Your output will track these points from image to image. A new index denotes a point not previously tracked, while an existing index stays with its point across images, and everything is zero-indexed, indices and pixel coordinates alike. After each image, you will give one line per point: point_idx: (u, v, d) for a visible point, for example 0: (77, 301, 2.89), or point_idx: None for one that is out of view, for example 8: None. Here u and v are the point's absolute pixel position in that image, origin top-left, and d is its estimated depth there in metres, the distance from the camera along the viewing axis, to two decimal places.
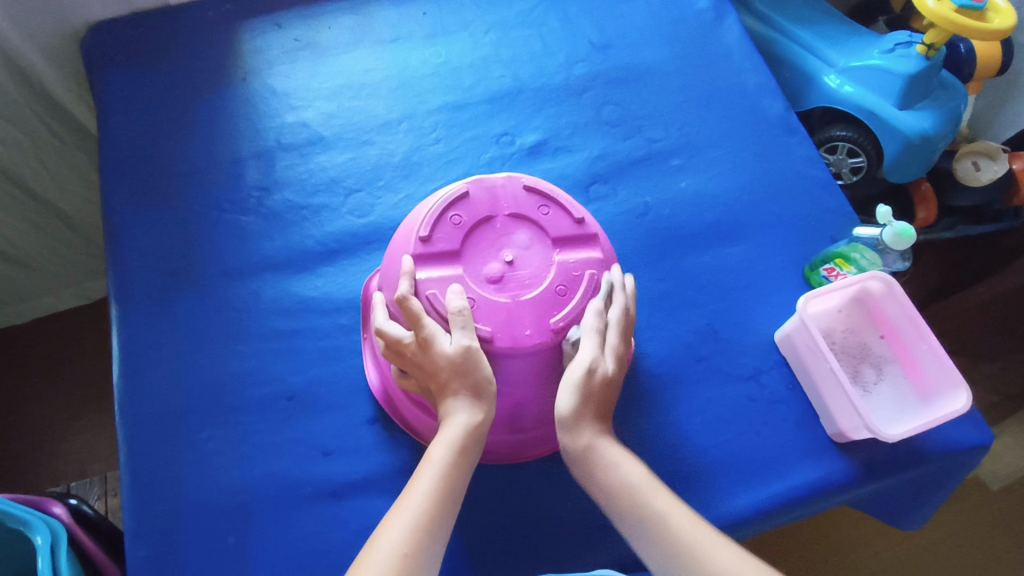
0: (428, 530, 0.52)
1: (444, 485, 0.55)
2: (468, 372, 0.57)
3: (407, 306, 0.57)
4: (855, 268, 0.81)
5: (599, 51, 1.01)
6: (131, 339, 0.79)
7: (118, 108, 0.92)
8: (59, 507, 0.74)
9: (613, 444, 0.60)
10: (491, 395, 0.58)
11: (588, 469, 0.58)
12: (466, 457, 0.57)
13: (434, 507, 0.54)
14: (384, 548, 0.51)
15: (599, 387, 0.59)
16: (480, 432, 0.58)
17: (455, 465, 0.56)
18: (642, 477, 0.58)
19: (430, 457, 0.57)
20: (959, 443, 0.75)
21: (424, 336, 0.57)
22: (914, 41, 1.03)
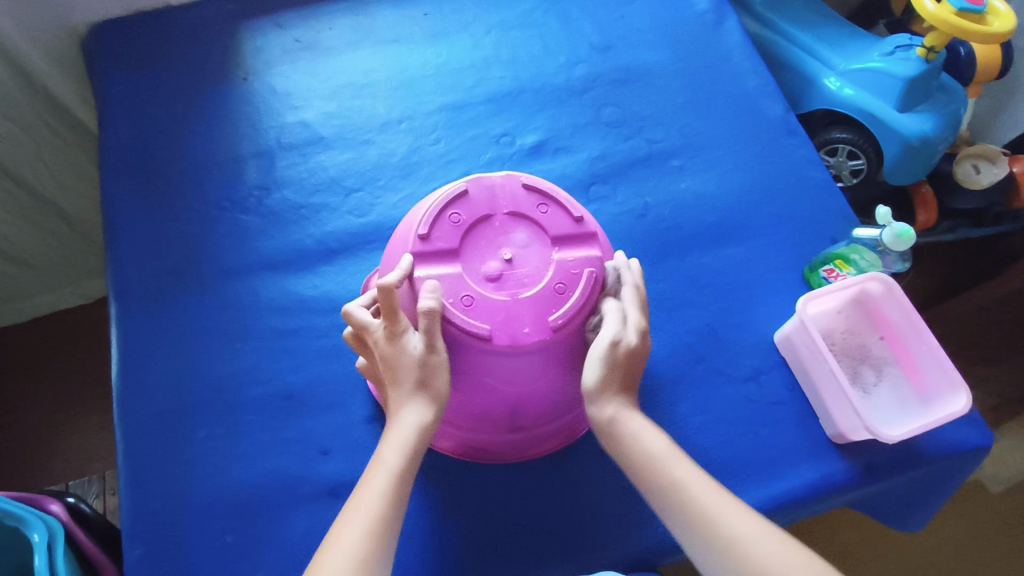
0: (384, 531, 0.54)
1: (397, 488, 0.56)
2: (426, 377, 0.58)
3: (387, 298, 0.56)
4: (854, 270, 0.82)
5: (600, 52, 1.01)
6: (130, 337, 0.79)
7: (119, 107, 0.93)
8: (56, 504, 0.74)
9: (636, 416, 0.61)
10: (443, 397, 0.59)
11: (613, 441, 0.61)
12: (416, 458, 0.58)
13: (389, 507, 0.55)
14: (341, 555, 0.52)
15: (622, 359, 0.60)
16: (429, 432, 0.59)
17: (406, 466, 0.57)
18: (662, 447, 0.60)
19: (383, 459, 0.57)
20: (959, 444, 0.75)
21: (394, 330, 0.58)
22: (914, 45, 1.04)
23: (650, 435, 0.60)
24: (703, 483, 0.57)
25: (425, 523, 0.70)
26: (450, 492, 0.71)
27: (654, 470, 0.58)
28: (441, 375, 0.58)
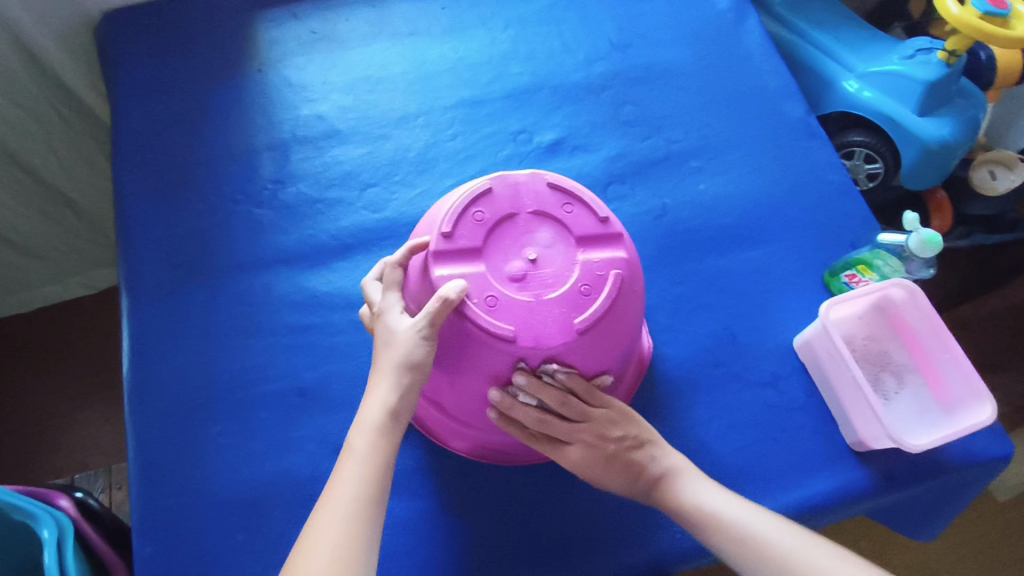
0: (359, 517, 0.55)
1: (370, 471, 0.57)
2: (401, 358, 0.57)
3: (387, 275, 0.62)
4: (877, 276, 0.81)
5: (619, 50, 0.99)
6: (141, 330, 0.78)
7: (132, 97, 0.91)
8: (64, 499, 0.73)
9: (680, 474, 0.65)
10: (422, 372, 0.58)
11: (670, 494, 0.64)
12: (386, 438, 0.58)
13: (364, 493, 0.56)
14: (318, 545, 0.53)
15: (593, 456, 0.64)
16: (401, 410, 0.59)
17: (377, 449, 0.58)
18: (713, 492, 0.64)
19: (353, 445, 0.58)
20: (979, 455, 0.74)
21: (383, 308, 0.61)
22: (935, 49, 1.03)
23: (691, 481, 0.65)
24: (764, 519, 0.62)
25: (438, 524, 0.69)
26: (464, 493, 0.70)
27: (756, 541, 0.60)
28: (418, 351, 0.57)
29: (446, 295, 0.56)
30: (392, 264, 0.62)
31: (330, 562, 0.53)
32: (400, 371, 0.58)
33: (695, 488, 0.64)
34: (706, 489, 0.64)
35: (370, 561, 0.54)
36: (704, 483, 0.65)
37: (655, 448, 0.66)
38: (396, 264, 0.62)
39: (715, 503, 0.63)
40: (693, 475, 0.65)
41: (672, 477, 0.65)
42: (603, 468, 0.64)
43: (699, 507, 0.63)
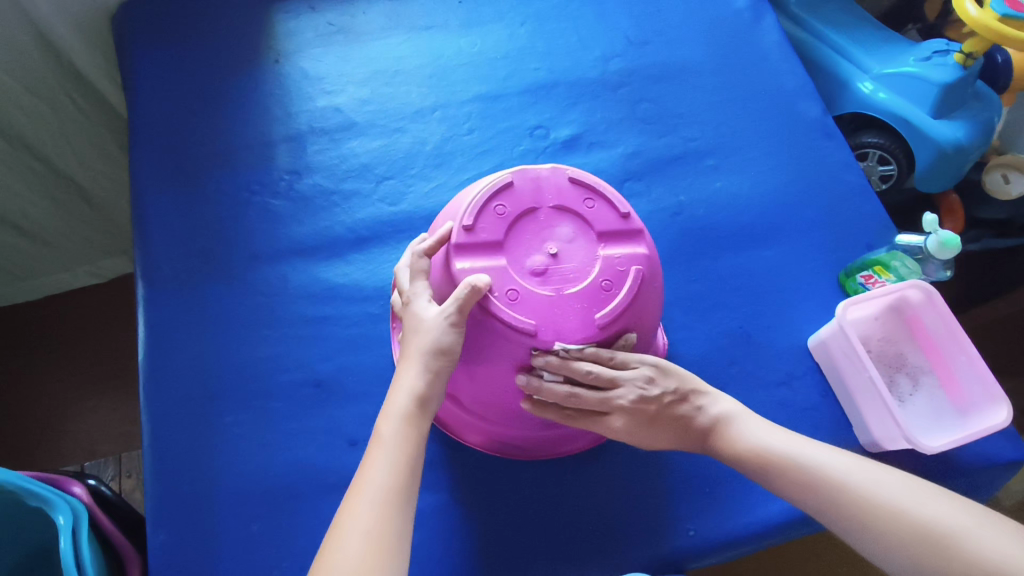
0: (393, 504, 0.55)
1: (402, 459, 0.57)
2: (431, 346, 0.58)
3: (415, 263, 0.62)
4: (894, 277, 0.81)
5: (636, 47, 0.99)
6: (157, 319, 0.78)
7: (149, 86, 0.91)
8: (79, 486, 0.73)
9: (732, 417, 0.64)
10: (449, 360, 0.58)
11: (726, 437, 0.63)
12: (415, 427, 0.58)
13: (396, 481, 0.56)
14: (353, 531, 0.53)
15: (631, 421, 0.62)
16: (429, 398, 0.59)
17: (406, 437, 0.58)
18: (768, 433, 0.63)
19: (381, 434, 0.58)
20: (993, 457, 0.74)
21: (411, 295, 0.61)
22: (951, 51, 1.02)
23: (745, 424, 0.64)
24: (833, 455, 0.61)
25: (453, 518, 0.69)
26: (479, 487, 0.71)
27: (821, 477, 0.59)
28: (446, 338, 0.57)
29: (474, 284, 0.56)
30: (420, 253, 0.62)
31: (366, 547, 0.52)
32: (429, 359, 0.58)
33: (751, 430, 0.63)
34: (760, 429, 0.63)
35: (404, 546, 0.54)
36: (756, 425, 0.64)
37: (701, 398, 0.64)
38: (424, 253, 0.62)
39: (774, 443, 0.62)
40: (747, 418, 0.64)
41: (725, 422, 0.64)
42: (652, 428, 0.63)
43: (761, 449, 0.62)
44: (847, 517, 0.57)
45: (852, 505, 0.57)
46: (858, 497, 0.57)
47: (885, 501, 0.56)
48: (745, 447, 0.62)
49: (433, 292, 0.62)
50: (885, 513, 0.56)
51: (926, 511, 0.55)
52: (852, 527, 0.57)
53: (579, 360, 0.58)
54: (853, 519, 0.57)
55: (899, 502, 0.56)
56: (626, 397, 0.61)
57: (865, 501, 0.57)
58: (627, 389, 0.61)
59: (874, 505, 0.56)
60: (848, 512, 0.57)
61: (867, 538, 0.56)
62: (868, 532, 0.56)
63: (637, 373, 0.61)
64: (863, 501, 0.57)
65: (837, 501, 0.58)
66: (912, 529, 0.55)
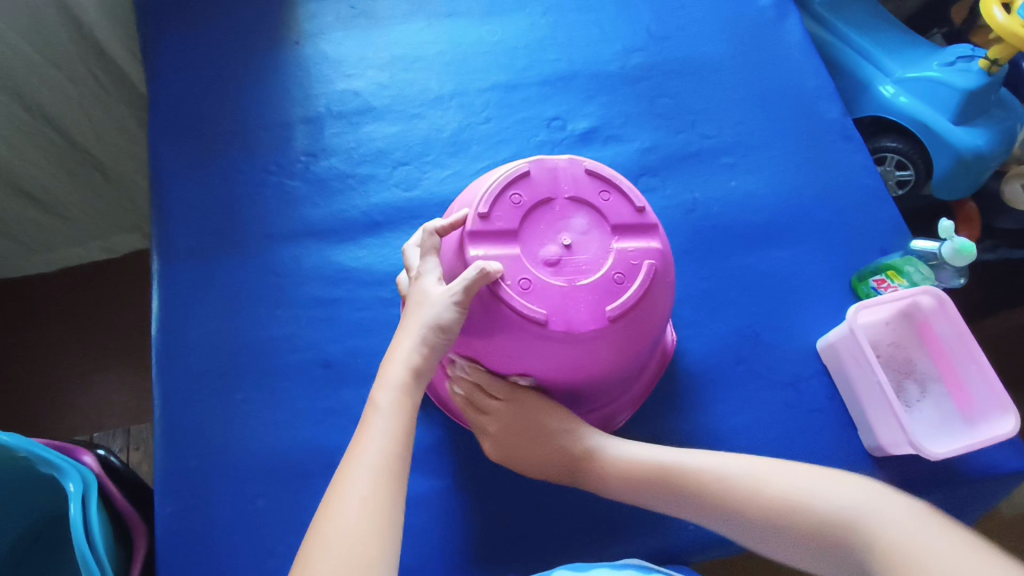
0: (387, 469, 0.55)
1: (396, 426, 0.58)
2: (433, 321, 0.58)
3: (426, 241, 0.63)
4: (907, 282, 0.80)
5: (657, 42, 0.99)
6: (171, 294, 0.79)
7: (170, 63, 0.92)
8: (89, 456, 0.74)
9: (606, 439, 0.66)
10: (448, 337, 0.59)
11: (594, 462, 0.66)
12: (409, 396, 0.59)
13: (390, 447, 0.57)
14: (349, 494, 0.54)
15: (510, 437, 0.66)
16: (423, 369, 0.60)
17: (401, 406, 0.59)
18: (659, 454, 0.65)
19: (376, 402, 0.59)
20: (998, 467, 0.74)
21: (421, 271, 0.62)
22: (976, 57, 1.01)
23: (613, 445, 0.66)
24: (741, 468, 0.61)
25: (456, 502, 0.70)
26: (483, 473, 0.71)
27: (721, 494, 0.60)
28: (447, 314, 0.58)
29: (485, 267, 0.56)
30: (431, 231, 0.62)
31: (361, 511, 0.53)
32: (427, 331, 0.59)
33: (613, 448, 0.66)
34: (625, 447, 0.66)
35: (398, 512, 0.55)
36: (642, 448, 0.66)
37: (569, 426, 0.66)
38: (435, 231, 0.62)
39: (642, 461, 0.64)
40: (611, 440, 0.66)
41: (595, 450, 0.66)
42: (510, 440, 0.66)
43: (621, 467, 0.65)
44: (749, 527, 0.59)
45: (773, 517, 0.57)
46: (813, 520, 0.56)
47: (845, 522, 0.55)
48: (613, 466, 0.65)
49: (444, 270, 0.63)
50: (856, 535, 0.54)
51: (895, 535, 0.52)
52: (826, 551, 0.56)
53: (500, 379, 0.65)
54: (800, 538, 0.56)
55: (872, 522, 0.54)
56: (496, 414, 0.66)
57: (758, 513, 0.58)
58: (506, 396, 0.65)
59: (783, 516, 0.57)
60: (747, 519, 0.59)
61: (788, 545, 0.57)
62: (837, 554, 0.55)
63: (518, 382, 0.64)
64: (765, 509, 0.58)
65: (733, 515, 0.59)
66: (867, 547, 0.53)
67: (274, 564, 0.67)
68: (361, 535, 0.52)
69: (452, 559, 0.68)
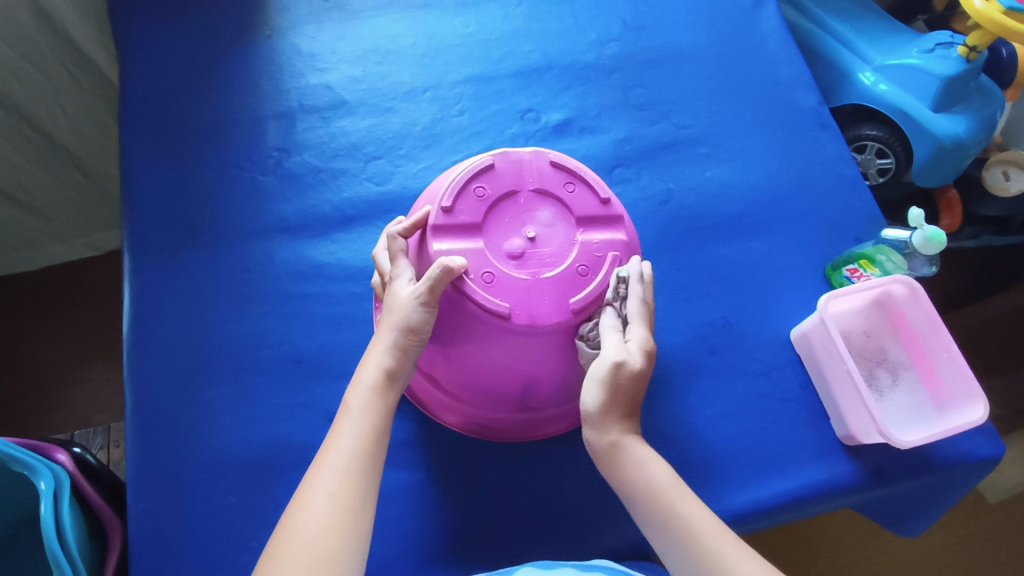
0: (357, 468, 0.55)
1: (369, 426, 0.58)
2: (402, 322, 0.58)
3: (392, 244, 0.62)
4: (879, 271, 0.80)
5: (633, 32, 0.98)
6: (143, 291, 0.78)
7: (141, 58, 0.91)
8: (62, 454, 0.74)
9: (638, 442, 0.57)
10: (419, 338, 0.59)
11: (613, 465, 0.56)
12: (383, 398, 0.59)
13: (363, 447, 0.56)
14: (318, 491, 0.54)
15: (628, 381, 0.56)
16: (398, 370, 0.60)
17: (375, 407, 0.58)
18: (667, 478, 0.56)
19: (350, 404, 0.59)
20: (969, 454, 0.74)
21: (393, 274, 0.61)
22: (955, 43, 1.00)
23: (645, 458, 0.56)
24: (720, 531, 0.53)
25: (428, 495, 0.70)
26: (455, 466, 0.71)
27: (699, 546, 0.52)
28: (415, 316, 0.58)
29: (447, 264, 0.56)
30: (395, 233, 0.62)
31: (331, 508, 0.53)
32: (398, 333, 0.58)
33: (645, 465, 0.56)
34: (658, 468, 0.56)
35: (369, 507, 0.55)
36: (668, 475, 0.56)
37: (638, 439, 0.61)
38: (399, 234, 0.62)
39: (650, 480, 0.55)
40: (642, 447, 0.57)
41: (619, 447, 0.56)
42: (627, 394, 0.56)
43: (635, 483, 0.55)
44: None
45: None
46: None
47: None
48: (633, 484, 0.56)
49: (414, 270, 0.62)
50: None
51: None
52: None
53: (632, 322, 0.58)
54: None
55: None
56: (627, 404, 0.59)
57: None
58: (637, 352, 0.57)
59: None
60: None
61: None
62: None
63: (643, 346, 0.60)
64: None
65: None
66: None
67: (247, 559, 0.68)
68: (332, 530, 0.52)
69: (423, 553, 0.68)
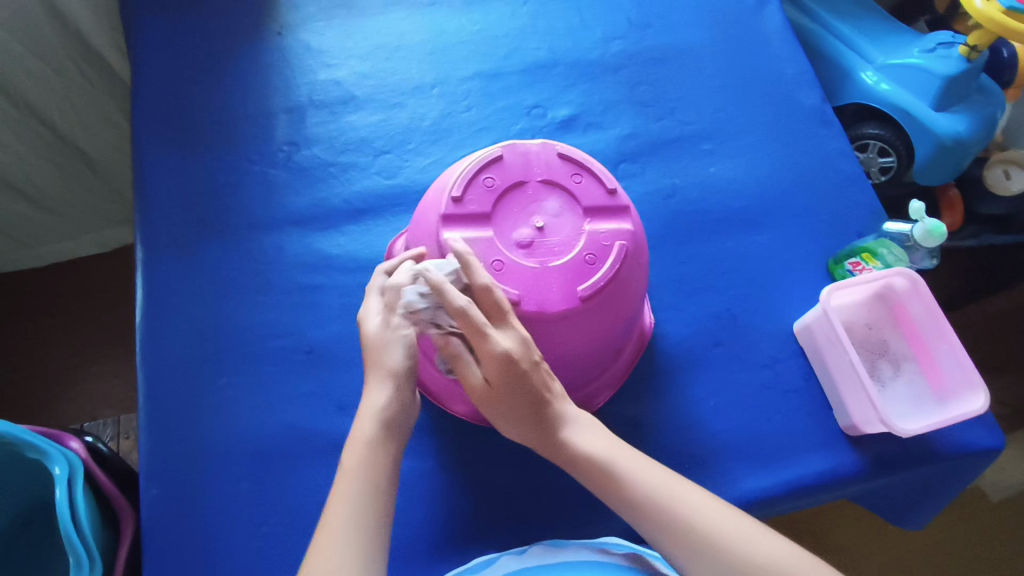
0: (366, 525, 0.52)
1: (372, 481, 0.54)
2: (384, 358, 0.58)
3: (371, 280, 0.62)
4: (881, 264, 0.81)
5: (638, 30, 0.99)
6: (156, 282, 0.80)
7: (153, 55, 0.92)
8: (75, 441, 0.74)
9: (545, 423, 0.60)
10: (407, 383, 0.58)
11: (541, 444, 0.61)
12: (382, 449, 0.56)
13: (368, 503, 0.53)
14: (330, 556, 0.50)
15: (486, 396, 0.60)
16: (394, 421, 0.57)
17: (376, 459, 0.55)
18: (594, 441, 0.59)
19: (347, 458, 0.55)
20: (970, 444, 0.75)
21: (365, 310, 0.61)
22: (956, 43, 1.02)
23: (570, 426, 0.60)
24: (665, 478, 0.57)
25: (436, 483, 0.71)
26: (463, 454, 0.72)
27: (649, 495, 0.56)
28: (400, 356, 0.58)
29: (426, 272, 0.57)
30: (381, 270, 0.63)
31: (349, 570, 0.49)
32: (387, 376, 0.57)
33: (582, 437, 0.60)
34: (586, 435, 0.60)
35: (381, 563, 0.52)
36: (602, 441, 0.60)
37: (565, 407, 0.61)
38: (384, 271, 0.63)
39: (579, 447, 0.59)
40: (563, 419, 0.60)
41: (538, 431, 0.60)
42: (504, 396, 0.59)
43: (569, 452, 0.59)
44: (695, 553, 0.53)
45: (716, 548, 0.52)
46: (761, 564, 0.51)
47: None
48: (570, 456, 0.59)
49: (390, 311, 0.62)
50: None
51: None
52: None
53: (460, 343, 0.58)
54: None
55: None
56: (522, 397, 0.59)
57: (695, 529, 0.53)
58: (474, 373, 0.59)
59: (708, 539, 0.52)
60: (686, 542, 0.53)
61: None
62: None
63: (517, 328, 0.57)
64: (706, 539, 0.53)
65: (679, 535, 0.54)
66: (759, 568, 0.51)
67: (259, 545, 0.69)
68: None
69: (431, 539, 0.69)
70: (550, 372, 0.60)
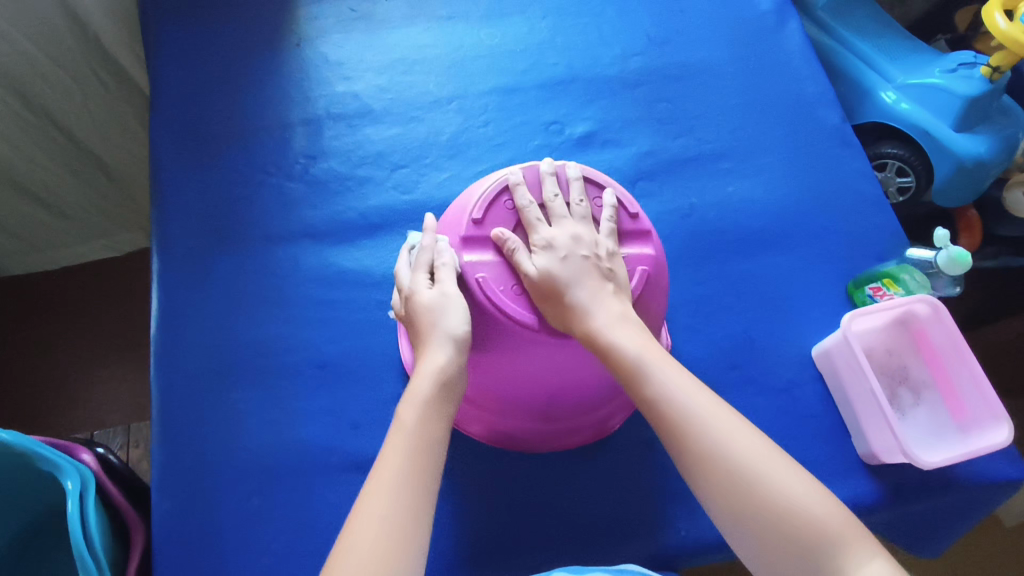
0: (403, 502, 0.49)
1: (413, 453, 0.52)
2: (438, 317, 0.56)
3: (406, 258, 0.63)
4: (903, 290, 0.81)
5: (657, 46, 0.99)
6: (170, 293, 0.80)
7: (172, 64, 0.92)
8: (87, 453, 0.74)
9: (584, 310, 0.55)
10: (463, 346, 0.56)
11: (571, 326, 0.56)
12: (434, 417, 0.53)
13: (408, 480, 0.50)
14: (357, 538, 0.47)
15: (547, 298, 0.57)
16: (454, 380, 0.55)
17: (426, 423, 0.53)
18: (630, 334, 0.55)
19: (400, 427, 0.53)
20: (991, 476, 0.74)
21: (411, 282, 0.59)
22: (978, 63, 1.00)
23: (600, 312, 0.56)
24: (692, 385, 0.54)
25: (448, 504, 0.70)
26: (476, 475, 0.72)
27: (672, 405, 0.53)
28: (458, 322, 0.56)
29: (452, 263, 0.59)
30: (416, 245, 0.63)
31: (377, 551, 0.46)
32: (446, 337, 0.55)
33: (615, 328, 0.55)
34: (621, 330, 0.55)
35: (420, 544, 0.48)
36: (638, 338, 0.55)
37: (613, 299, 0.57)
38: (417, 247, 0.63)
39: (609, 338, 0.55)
40: (599, 307, 0.56)
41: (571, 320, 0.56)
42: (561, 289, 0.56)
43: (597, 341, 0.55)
44: (712, 476, 0.51)
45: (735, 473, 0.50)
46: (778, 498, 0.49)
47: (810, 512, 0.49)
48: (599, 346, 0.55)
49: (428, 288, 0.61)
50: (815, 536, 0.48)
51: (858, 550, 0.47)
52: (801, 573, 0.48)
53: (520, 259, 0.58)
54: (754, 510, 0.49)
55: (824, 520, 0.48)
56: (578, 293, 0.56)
57: (714, 445, 0.51)
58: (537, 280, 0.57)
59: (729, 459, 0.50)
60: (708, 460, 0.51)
61: (755, 539, 0.49)
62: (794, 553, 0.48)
63: (572, 220, 0.59)
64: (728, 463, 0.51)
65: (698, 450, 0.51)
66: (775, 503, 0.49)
67: (267, 563, 0.68)
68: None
69: (442, 562, 0.68)
70: (612, 271, 0.58)
